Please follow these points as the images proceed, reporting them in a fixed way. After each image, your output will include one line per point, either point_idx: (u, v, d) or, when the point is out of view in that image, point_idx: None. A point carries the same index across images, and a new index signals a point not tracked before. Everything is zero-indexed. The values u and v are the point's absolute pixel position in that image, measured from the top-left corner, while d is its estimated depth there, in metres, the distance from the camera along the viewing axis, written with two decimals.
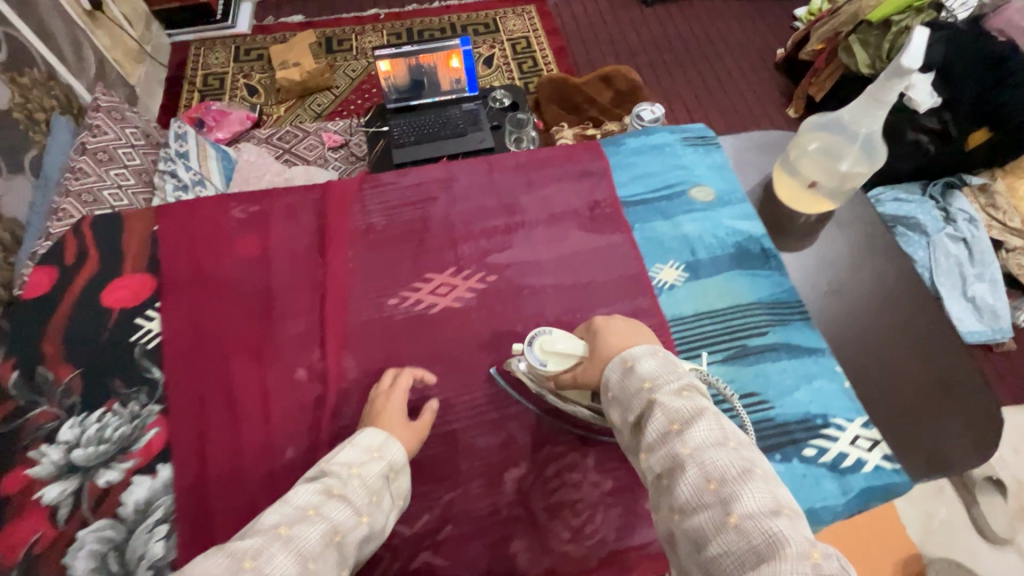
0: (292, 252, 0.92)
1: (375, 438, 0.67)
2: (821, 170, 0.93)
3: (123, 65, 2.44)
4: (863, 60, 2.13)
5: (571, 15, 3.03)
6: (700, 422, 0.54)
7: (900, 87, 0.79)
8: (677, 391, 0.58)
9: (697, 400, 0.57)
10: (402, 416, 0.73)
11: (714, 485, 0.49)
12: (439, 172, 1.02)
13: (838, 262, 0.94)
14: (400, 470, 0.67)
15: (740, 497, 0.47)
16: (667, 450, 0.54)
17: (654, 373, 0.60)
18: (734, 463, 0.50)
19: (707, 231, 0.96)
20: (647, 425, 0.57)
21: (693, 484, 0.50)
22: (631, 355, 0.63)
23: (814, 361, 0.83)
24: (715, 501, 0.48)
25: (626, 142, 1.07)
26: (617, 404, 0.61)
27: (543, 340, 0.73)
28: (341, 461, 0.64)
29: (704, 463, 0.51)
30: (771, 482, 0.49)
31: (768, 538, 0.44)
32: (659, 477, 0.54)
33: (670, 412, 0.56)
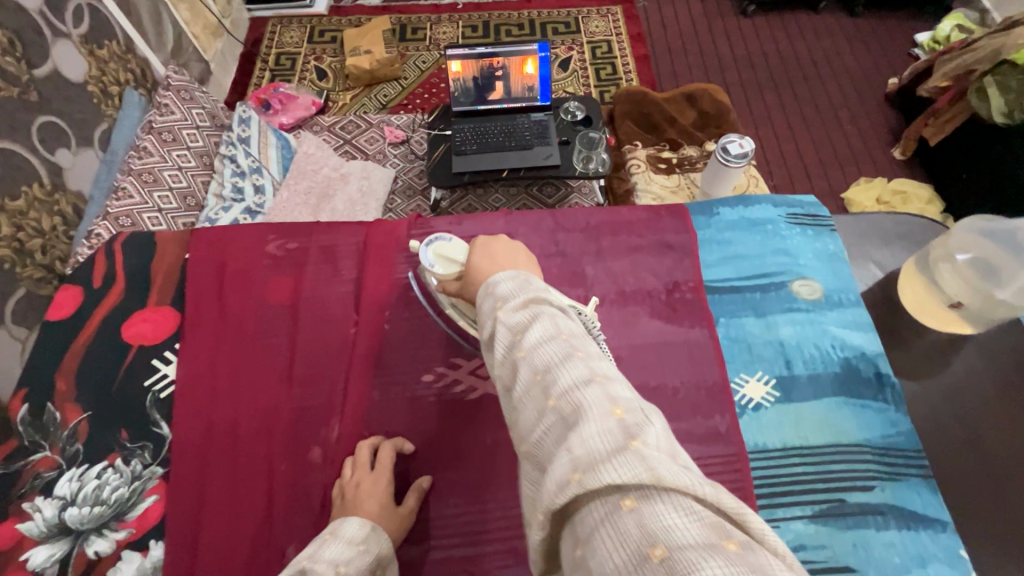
0: (324, 302, 0.83)
1: (360, 529, 0.61)
2: (970, 288, 0.78)
3: (200, 40, 2.44)
4: (998, 106, 1.82)
5: (660, 21, 2.80)
6: (536, 326, 0.48)
7: None
8: (522, 305, 0.51)
9: (540, 310, 0.50)
10: (388, 493, 0.66)
11: (540, 376, 0.44)
12: (499, 224, 0.90)
13: (979, 403, 0.75)
14: (387, 565, 0.61)
15: (558, 381, 0.42)
16: (508, 361, 0.47)
17: (507, 292, 0.53)
18: (559, 351, 0.45)
19: (808, 338, 0.79)
20: (492, 343, 0.50)
21: (524, 382, 0.44)
22: (492, 280, 0.56)
23: (932, 537, 0.66)
24: (541, 391, 0.43)
25: (720, 212, 0.91)
26: (474, 326, 0.54)
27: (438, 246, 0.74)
28: (327, 558, 0.56)
29: (534, 359, 0.45)
30: (593, 362, 0.44)
31: (578, 409, 0.39)
32: (505, 388, 0.47)
33: (511, 326, 0.49)
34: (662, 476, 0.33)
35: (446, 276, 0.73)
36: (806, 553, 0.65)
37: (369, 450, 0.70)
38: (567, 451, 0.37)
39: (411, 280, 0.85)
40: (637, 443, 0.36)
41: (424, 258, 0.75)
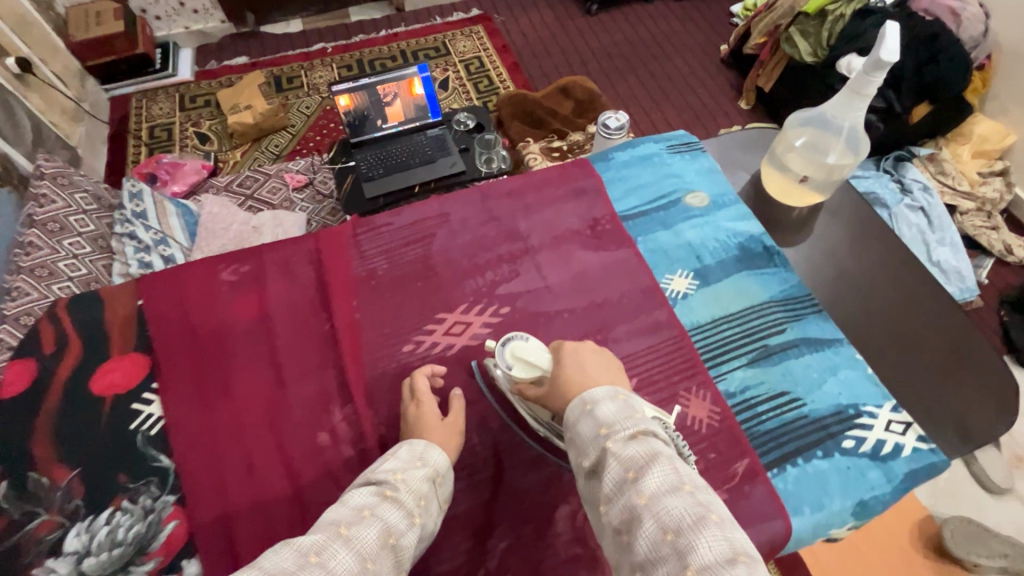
0: (292, 309, 0.88)
1: (418, 449, 0.67)
2: (810, 164, 0.95)
3: (61, 128, 2.32)
4: (804, 49, 2.22)
5: (519, 32, 3.06)
6: (654, 468, 0.54)
7: (879, 83, 0.81)
8: (633, 436, 0.57)
9: (652, 445, 0.56)
10: (436, 418, 0.74)
11: (671, 536, 0.48)
12: (434, 207, 1.00)
13: (835, 250, 0.97)
14: (445, 473, 0.68)
15: (695, 548, 0.47)
16: (625, 504, 0.53)
17: (611, 419, 0.59)
18: (689, 510, 0.50)
19: (708, 235, 0.97)
20: (602, 473, 0.57)
21: (650, 538, 0.49)
22: (589, 398, 0.62)
23: (834, 351, 0.84)
24: (673, 553, 0.47)
25: (615, 157, 1.08)
26: (574, 447, 0.60)
27: (516, 346, 0.75)
28: (386, 470, 0.63)
29: (660, 513, 0.50)
30: (724, 526, 0.49)
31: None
32: (618, 531, 0.53)
33: (625, 461, 0.55)
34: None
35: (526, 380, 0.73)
36: (750, 390, 0.81)
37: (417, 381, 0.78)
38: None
39: (474, 369, 0.84)
40: None
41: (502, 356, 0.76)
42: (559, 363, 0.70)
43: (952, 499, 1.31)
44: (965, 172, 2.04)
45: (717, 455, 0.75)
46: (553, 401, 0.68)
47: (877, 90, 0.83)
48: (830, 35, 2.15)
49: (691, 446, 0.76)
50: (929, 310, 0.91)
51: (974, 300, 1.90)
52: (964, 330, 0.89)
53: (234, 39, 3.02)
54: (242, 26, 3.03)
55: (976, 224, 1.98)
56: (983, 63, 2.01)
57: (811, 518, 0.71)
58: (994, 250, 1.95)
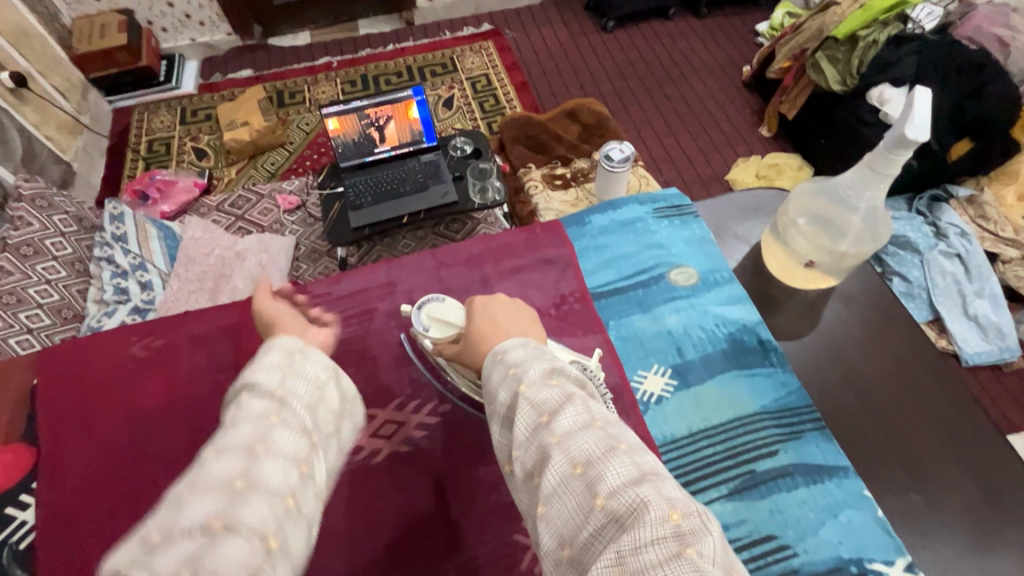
0: (201, 396, 0.77)
1: (292, 347, 0.52)
2: (820, 249, 0.80)
3: (56, 142, 2.29)
4: (832, 76, 2.02)
5: (530, 49, 2.94)
6: (567, 408, 0.47)
7: (903, 162, 0.66)
8: (545, 379, 0.51)
9: (565, 386, 0.50)
10: (331, 325, 0.65)
11: (581, 470, 0.43)
12: (380, 274, 0.88)
13: (848, 350, 0.82)
14: (338, 378, 0.54)
15: (604, 477, 0.41)
16: (537, 445, 0.47)
17: (523, 362, 0.53)
18: (599, 443, 0.44)
19: (693, 322, 0.82)
20: (513, 418, 0.50)
21: (557, 472, 0.44)
22: (500, 347, 0.56)
23: (837, 484, 0.69)
24: (582, 485, 0.42)
25: (592, 220, 0.95)
26: (487, 398, 0.53)
27: (432, 308, 0.73)
28: (265, 375, 0.49)
29: (570, 448, 0.44)
30: (634, 454, 0.44)
31: (631, 508, 0.39)
32: (529, 473, 0.47)
33: (536, 405, 0.49)
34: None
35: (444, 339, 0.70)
36: (729, 532, 0.66)
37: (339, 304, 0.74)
38: (616, 557, 0.37)
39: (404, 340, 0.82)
40: (692, 551, 0.35)
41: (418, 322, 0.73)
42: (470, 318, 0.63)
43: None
44: (1009, 216, 1.81)
45: None
46: (466, 355, 0.61)
47: (900, 170, 0.68)
48: (861, 63, 1.96)
49: None
50: (958, 437, 0.75)
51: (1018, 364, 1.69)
52: (1003, 466, 0.74)
53: (240, 52, 2.97)
54: (248, 39, 2.98)
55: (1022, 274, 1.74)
56: None
57: None
58: None
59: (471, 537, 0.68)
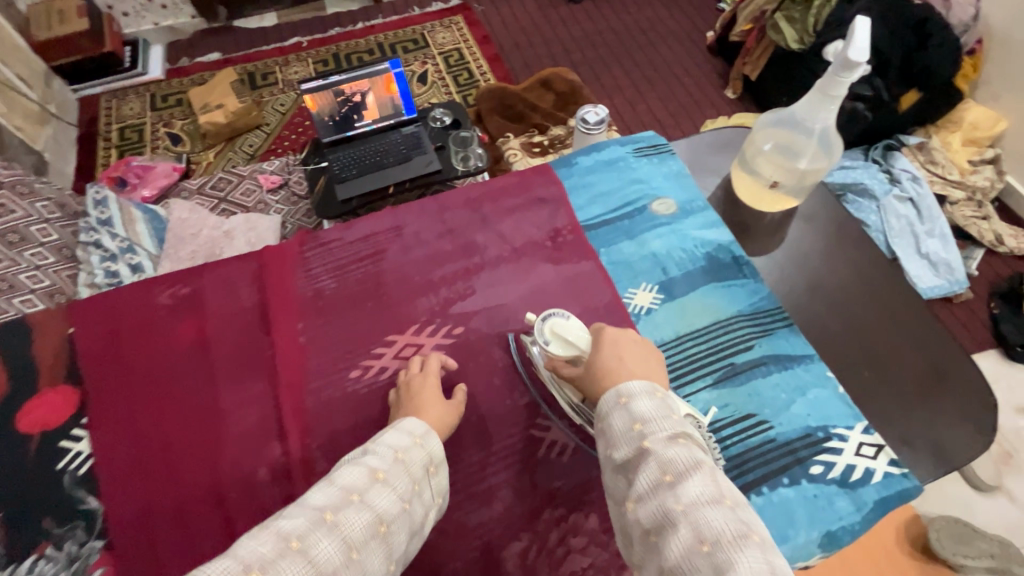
0: (233, 333, 0.83)
1: (417, 427, 0.67)
2: (780, 169, 0.90)
3: (25, 131, 2.24)
4: (790, 35, 2.14)
5: (500, 22, 2.98)
6: (693, 476, 0.53)
7: (849, 83, 0.76)
8: (671, 437, 0.56)
9: (693, 451, 0.55)
10: (437, 393, 0.74)
11: (707, 546, 0.47)
12: (387, 219, 0.95)
13: (813, 258, 0.93)
14: (439, 466, 0.66)
15: (734, 565, 0.45)
16: (658, 502, 0.52)
17: (647, 416, 0.58)
18: (730, 525, 0.49)
19: (675, 245, 0.92)
20: (635, 471, 0.56)
21: (684, 545, 0.48)
22: (625, 389, 0.61)
23: (805, 369, 0.80)
24: (709, 566, 0.46)
25: (578, 161, 1.03)
26: (605, 438, 0.60)
27: (556, 323, 0.76)
28: (386, 442, 0.63)
29: (698, 523, 0.49)
30: (766, 548, 0.48)
31: None
32: (646, 531, 0.53)
33: (662, 463, 0.54)
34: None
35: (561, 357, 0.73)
36: (715, 413, 0.77)
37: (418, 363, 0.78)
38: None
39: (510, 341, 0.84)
40: None
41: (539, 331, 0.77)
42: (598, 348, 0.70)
43: (940, 501, 1.28)
44: (955, 159, 1.97)
45: None
46: (587, 386, 0.68)
47: (846, 91, 0.77)
48: (817, 20, 2.08)
49: None
50: (906, 328, 0.86)
51: (964, 293, 1.86)
52: (947, 351, 0.85)
53: (206, 35, 2.93)
54: (214, 21, 2.94)
55: (966, 213, 1.92)
56: (973, 47, 1.96)
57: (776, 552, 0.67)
58: (985, 240, 1.91)
59: (491, 435, 0.76)
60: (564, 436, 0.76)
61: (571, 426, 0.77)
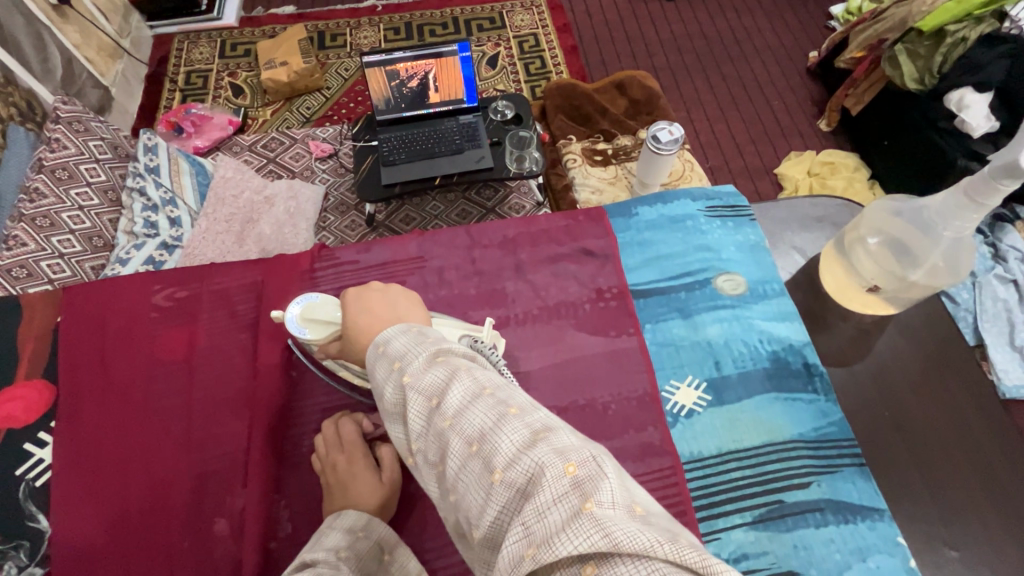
0: (220, 353, 0.76)
1: (357, 518, 0.60)
2: (885, 272, 0.74)
3: (96, 64, 2.26)
4: (909, 72, 1.86)
5: (585, 11, 2.78)
6: (454, 384, 0.46)
7: (1007, 195, 0.59)
8: (428, 360, 0.50)
9: (450, 362, 0.49)
10: (365, 463, 0.65)
11: (476, 446, 0.41)
12: (410, 247, 0.84)
13: (902, 383, 0.76)
14: (394, 547, 0.60)
15: (498, 449, 0.40)
16: (432, 432, 0.45)
17: (404, 350, 0.52)
18: (489, 413, 0.42)
19: (735, 336, 0.77)
20: (406, 412, 0.48)
21: (458, 458, 0.42)
22: (380, 338, 0.55)
23: (869, 527, 0.65)
24: (480, 464, 0.40)
25: (639, 212, 0.88)
26: (377, 391, 0.52)
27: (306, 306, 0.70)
28: (326, 546, 0.56)
29: (464, 428, 0.42)
30: (526, 416, 0.42)
31: (529, 474, 0.37)
32: (435, 465, 0.45)
33: (423, 390, 0.47)
34: (618, 538, 0.31)
35: (321, 339, 0.68)
36: (748, 562, 0.63)
37: (332, 429, 0.69)
38: (521, 528, 0.34)
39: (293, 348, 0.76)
40: (588, 503, 0.33)
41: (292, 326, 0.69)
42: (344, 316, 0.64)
43: None
44: None
45: None
46: (349, 353, 0.63)
47: (1000, 203, 0.60)
48: (945, 60, 1.78)
49: None
50: (1006, 494, 0.71)
51: None
52: None
53: None
54: None
55: None
56: None
57: None
58: None
59: None
60: None
61: None
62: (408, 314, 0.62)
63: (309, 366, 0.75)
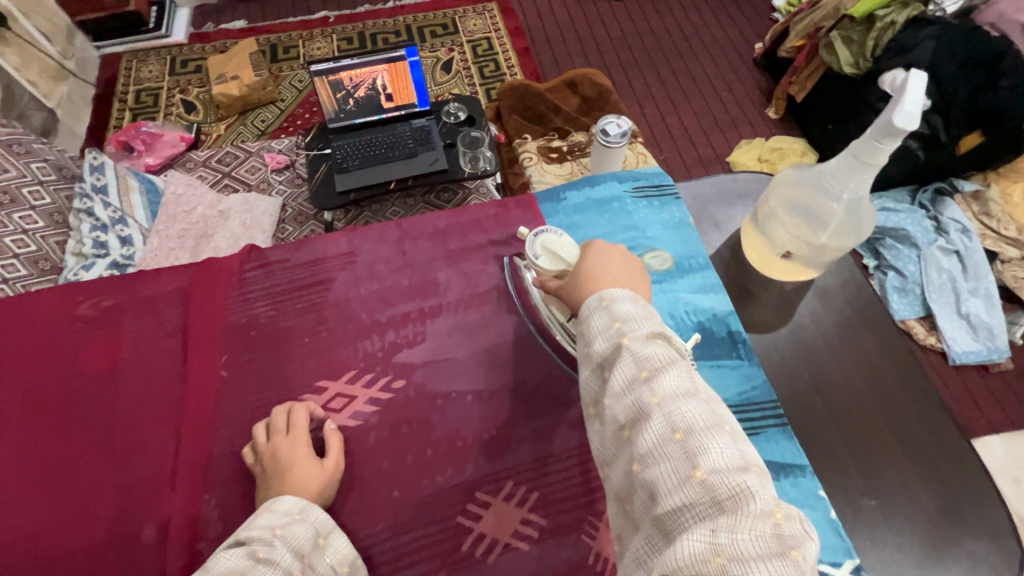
0: (148, 359, 0.75)
1: (296, 501, 0.60)
2: (795, 237, 0.77)
3: (39, 87, 2.21)
4: (846, 57, 1.94)
5: (536, 13, 2.82)
6: (671, 371, 0.50)
7: (890, 152, 0.62)
8: (649, 336, 0.53)
9: (670, 349, 0.52)
10: (307, 452, 0.65)
11: (681, 436, 0.45)
12: (342, 243, 0.85)
13: (826, 346, 0.79)
14: (331, 532, 0.61)
15: (707, 452, 0.44)
16: (632, 399, 0.49)
17: (629, 315, 0.55)
18: (703, 416, 0.47)
19: (662, 310, 0.79)
20: (611, 368, 0.52)
21: (656, 435, 0.46)
22: (609, 292, 0.58)
23: (792, 483, 0.67)
24: (682, 455, 0.45)
25: (567, 197, 0.90)
26: (584, 336, 0.56)
27: (548, 239, 0.75)
28: (262, 524, 0.57)
29: (673, 414, 0.47)
30: (735, 440, 0.47)
31: (734, 493, 0.41)
32: (619, 426, 0.50)
33: (638, 358, 0.51)
34: None
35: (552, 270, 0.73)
36: None
37: (284, 415, 0.69)
38: (710, 531, 0.39)
39: (505, 265, 0.83)
40: (794, 553, 0.38)
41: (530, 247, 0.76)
42: (585, 257, 0.66)
43: None
44: (1014, 214, 1.77)
45: None
46: (570, 295, 0.64)
47: (886, 161, 0.63)
48: (876, 44, 1.88)
49: None
50: (920, 443, 0.74)
51: (1004, 366, 1.69)
52: (964, 481, 0.72)
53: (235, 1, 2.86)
54: None
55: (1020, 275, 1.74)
56: None
57: None
58: None
59: (412, 518, 0.66)
60: (495, 529, 0.65)
61: (506, 517, 0.66)
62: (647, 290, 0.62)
63: (266, 360, 0.75)
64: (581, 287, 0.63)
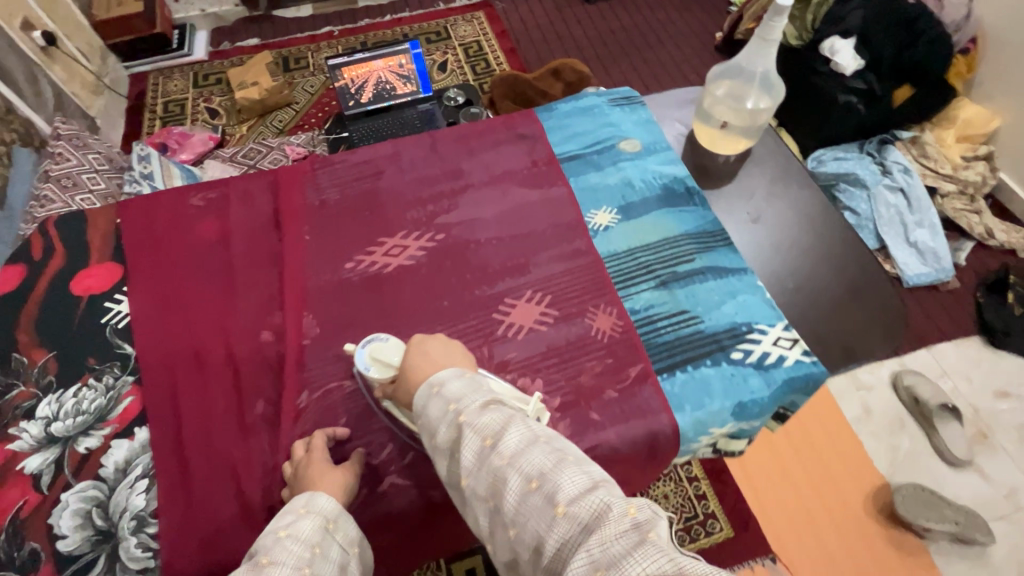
0: (250, 230, 0.99)
1: (301, 498, 0.67)
2: (731, 111, 1.03)
3: (82, 98, 2.48)
4: (791, 32, 2.19)
5: (519, 18, 3.15)
6: (509, 429, 0.59)
7: (782, 27, 0.88)
8: (482, 405, 0.62)
9: (502, 410, 0.62)
10: (324, 462, 0.72)
11: (536, 484, 0.55)
12: (387, 147, 1.10)
13: (762, 195, 1.04)
14: (339, 517, 0.66)
15: (561, 488, 0.53)
16: (486, 467, 0.58)
17: (458, 393, 0.64)
18: (548, 457, 0.56)
19: (636, 176, 1.04)
20: (459, 448, 0.61)
21: (518, 492, 0.55)
22: (436, 379, 0.67)
23: (738, 279, 0.91)
24: (542, 500, 0.53)
25: (558, 108, 1.16)
26: (428, 426, 0.64)
27: (373, 347, 0.77)
28: (267, 530, 0.63)
29: (523, 468, 0.56)
30: (582, 464, 0.56)
31: (594, 513, 0.50)
32: (488, 497, 0.58)
33: (479, 429, 0.60)
34: (680, 561, 0.44)
35: (382, 379, 0.75)
36: (655, 308, 0.89)
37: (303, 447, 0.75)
38: (587, 556, 0.47)
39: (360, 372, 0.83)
40: (652, 535, 0.46)
41: (360, 358, 0.78)
42: (406, 356, 0.73)
43: (912, 470, 1.50)
44: (949, 155, 2.00)
45: (613, 361, 0.83)
46: (403, 392, 0.71)
47: (780, 35, 0.90)
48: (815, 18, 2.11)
49: (591, 350, 0.84)
50: (833, 250, 0.98)
51: (953, 284, 1.85)
52: (868, 273, 0.96)
53: (247, 22, 3.18)
54: (254, 10, 3.19)
55: (959, 208, 1.95)
56: (968, 47, 1.96)
57: (691, 415, 0.79)
58: (975, 232, 1.93)
59: (458, 316, 0.89)
60: (521, 319, 0.88)
61: (527, 312, 0.89)
62: (464, 361, 0.72)
63: (339, 225, 0.99)
64: (409, 383, 0.70)
